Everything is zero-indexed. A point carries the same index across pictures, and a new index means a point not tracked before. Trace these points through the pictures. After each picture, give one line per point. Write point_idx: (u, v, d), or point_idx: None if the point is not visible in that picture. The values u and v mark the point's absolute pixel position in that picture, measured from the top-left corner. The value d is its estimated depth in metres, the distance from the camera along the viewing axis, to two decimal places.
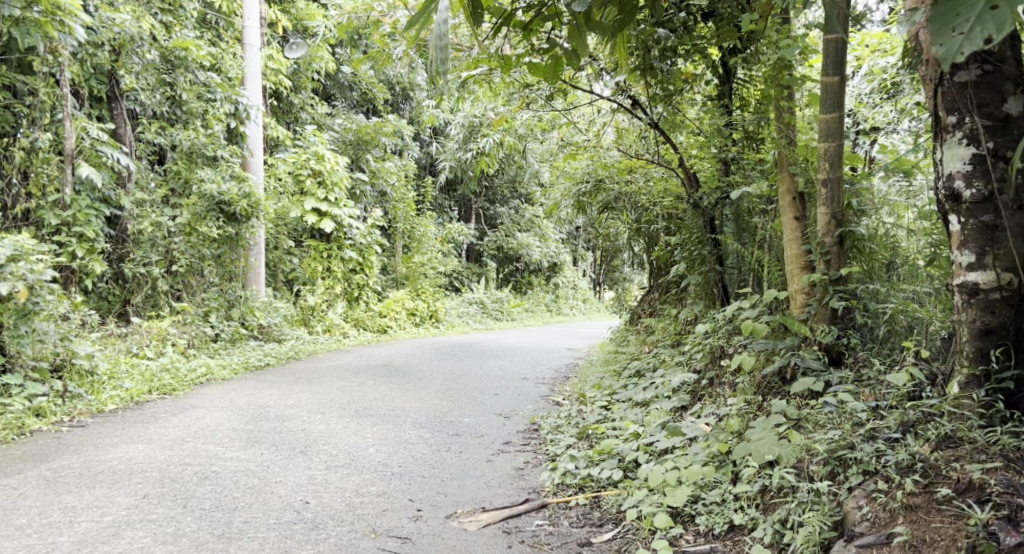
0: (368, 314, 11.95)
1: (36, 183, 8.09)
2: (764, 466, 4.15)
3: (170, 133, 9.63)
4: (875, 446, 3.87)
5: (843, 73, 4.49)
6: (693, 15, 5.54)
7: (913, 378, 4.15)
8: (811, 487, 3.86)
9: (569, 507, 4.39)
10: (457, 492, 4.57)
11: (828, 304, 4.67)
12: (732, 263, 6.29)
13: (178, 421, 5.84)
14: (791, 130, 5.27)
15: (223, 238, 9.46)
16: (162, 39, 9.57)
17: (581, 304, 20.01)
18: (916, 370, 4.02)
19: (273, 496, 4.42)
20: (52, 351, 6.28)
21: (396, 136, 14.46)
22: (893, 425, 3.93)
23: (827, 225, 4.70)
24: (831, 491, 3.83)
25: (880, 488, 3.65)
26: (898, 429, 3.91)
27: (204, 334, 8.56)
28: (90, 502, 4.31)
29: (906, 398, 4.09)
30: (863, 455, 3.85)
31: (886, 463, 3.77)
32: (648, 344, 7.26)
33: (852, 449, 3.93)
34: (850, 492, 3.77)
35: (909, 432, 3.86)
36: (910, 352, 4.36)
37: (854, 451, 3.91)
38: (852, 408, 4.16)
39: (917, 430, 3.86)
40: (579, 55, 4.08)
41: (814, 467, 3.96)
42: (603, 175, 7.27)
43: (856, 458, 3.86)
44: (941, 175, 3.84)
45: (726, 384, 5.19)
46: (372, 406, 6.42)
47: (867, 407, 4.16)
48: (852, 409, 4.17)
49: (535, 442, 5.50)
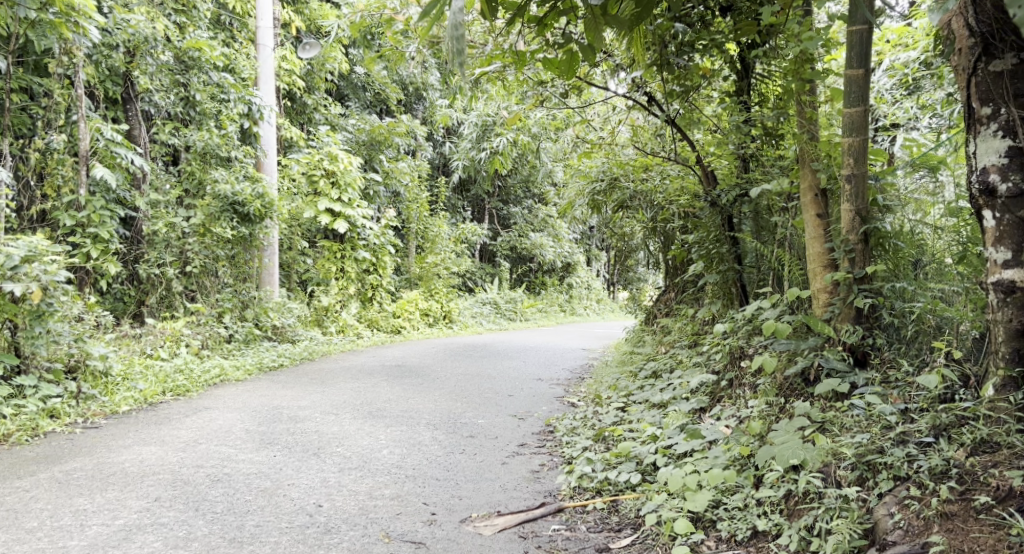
0: (382, 314, 11.91)
1: (52, 185, 8.19)
2: (789, 471, 4.03)
3: (184, 134, 9.63)
4: (907, 451, 3.77)
5: (868, 65, 4.39)
6: (710, 11, 5.49)
7: (945, 380, 4.03)
8: (839, 493, 3.76)
9: (586, 512, 4.29)
10: (472, 495, 4.49)
11: (853, 303, 4.56)
12: (752, 262, 6.16)
13: (192, 422, 5.78)
14: (813, 124, 5.08)
15: (237, 239, 9.39)
16: (176, 40, 9.57)
17: (595, 304, 19.87)
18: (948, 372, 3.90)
19: (285, 500, 4.35)
20: (67, 352, 6.26)
21: (410, 137, 14.39)
22: (925, 428, 3.83)
23: (852, 222, 4.60)
24: (861, 497, 3.73)
25: (913, 495, 3.59)
26: (931, 433, 3.82)
27: (219, 334, 8.50)
28: (102, 504, 4.26)
29: (937, 400, 3.99)
30: (893, 459, 3.75)
31: (918, 469, 3.68)
32: (665, 344, 7.14)
33: (882, 454, 3.83)
34: (880, 499, 3.69)
35: (942, 436, 3.78)
36: (940, 352, 4.25)
37: (884, 456, 3.81)
38: (881, 411, 4.05)
39: (951, 434, 3.77)
40: (595, 49, 4.05)
41: (842, 472, 3.85)
42: (618, 174, 7.18)
43: (887, 463, 3.77)
44: (974, 168, 3.72)
45: (747, 386, 5.07)
46: (386, 407, 6.35)
47: (896, 409, 4.04)
48: (880, 412, 4.05)
49: (551, 444, 5.42)
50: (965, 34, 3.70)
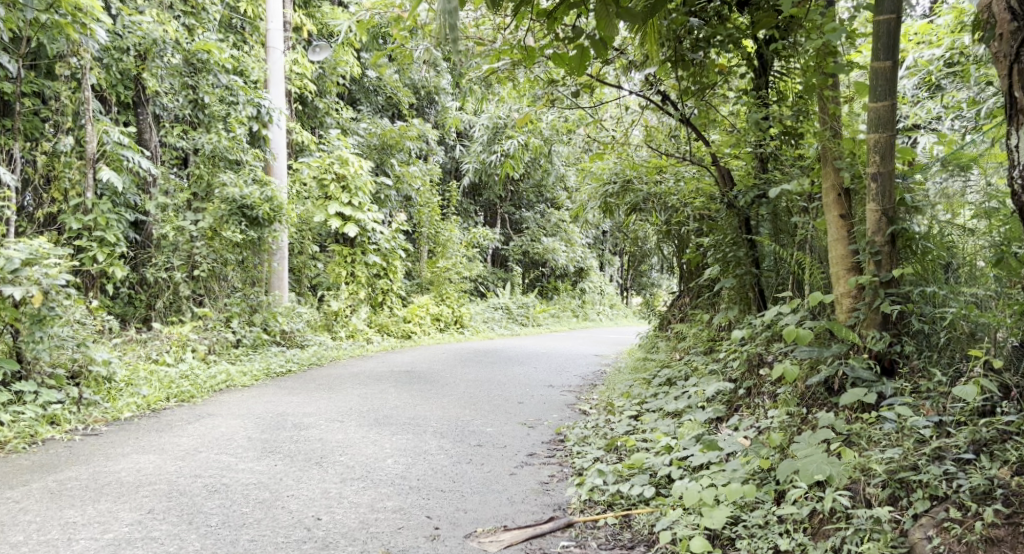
0: (392, 319, 11.69)
1: (59, 188, 8.02)
2: (813, 487, 3.81)
3: (192, 137, 9.45)
4: (945, 468, 3.60)
5: (895, 57, 4.20)
6: (726, 6, 5.36)
7: (983, 391, 3.87)
8: (869, 513, 3.56)
9: (597, 527, 4.10)
10: (478, 508, 4.30)
11: (879, 309, 4.34)
12: (770, 266, 5.96)
13: (193, 430, 5.61)
14: (836, 121, 4.87)
15: (245, 242, 9.19)
16: (185, 43, 9.29)
17: (609, 309, 19.59)
18: (988, 383, 3.73)
19: (283, 512, 4.18)
20: (70, 358, 6.09)
21: (421, 140, 14.24)
22: (964, 444, 3.67)
23: (878, 223, 4.38)
24: (893, 518, 3.54)
25: (952, 518, 3.43)
26: (970, 449, 3.67)
27: (226, 339, 8.33)
28: (93, 517, 4.10)
29: (976, 413, 3.82)
30: (930, 477, 3.58)
31: (959, 488, 3.52)
32: (680, 351, 6.92)
33: (916, 471, 3.65)
34: (916, 520, 3.52)
35: (983, 452, 3.62)
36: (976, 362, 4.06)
37: (918, 474, 3.64)
38: (914, 423, 3.85)
39: (992, 450, 3.62)
40: (606, 43, 4.21)
41: (872, 490, 3.67)
42: (631, 176, 7.01)
43: (921, 480, 3.60)
44: (1017, 163, 3.48)
45: (766, 395, 4.86)
46: (393, 414, 6.17)
47: (930, 422, 3.85)
48: (913, 425, 3.86)
49: (561, 454, 5.22)
50: (1007, 18, 3.46)
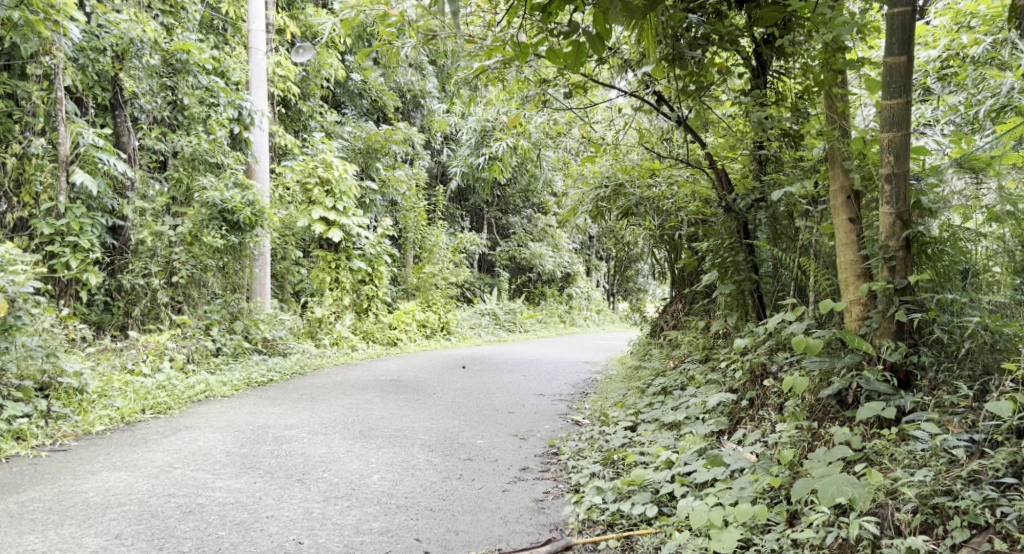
0: (377, 326, 11.39)
1: (29, 192, 7.68)
2: (836, 513, 3.65)
3: (171, 140, 9.11)
4: (985, 494, 3.46)
5: (910, 52, 4.01)
6: (724, 2, 5.03)
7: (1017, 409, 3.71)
8: (902, 542, 3.43)
9: (598, 551, 3.89)
10: (470, 529, 4.06)
11: (893, 317, 4.17)
12: (768, 271, 5.78)
13: (168, 444, 5.33)
14: (844, 121, 4.68)
15: (226, 248, 8.89)
16: (163, 42, 8.95)
17: (596, 315, 19.31)
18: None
19: (262, 536, 3.94)
20: (39, 369, 5.79)
21: (408, 144, 13.93)
22: (1004, 467, 3.52)
23: (892, 226, 4.20)
24: (930, 548, 3.41)
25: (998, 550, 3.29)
26: (1010, 473, 3.51)
27: (205, 348, 8.07)
28: (54, 544, 3.85)
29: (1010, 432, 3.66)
30: (969, 504, 3.44)
31: (1003, 516, 3.38)
32: (674, 359, 6.67)
33: (952, 496, 3.51)
34: (955, 550, 3.38)
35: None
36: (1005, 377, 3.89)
37: (954, 500, 3.50)
38: (945, 444, 3.69)
39: None
40: (604, 38, 3.93)
41: (903, 516, 3.52)
42: (623, 180, 6.71)
43: (959, 507, 3.46)
44: None
45: (772, 406, 4.66)
46: (379, 425, 5.91)
47: (961, 442, 3.70)
48: (944, 445, 3.71)
49: (556, 468, 4.99)
50: None
